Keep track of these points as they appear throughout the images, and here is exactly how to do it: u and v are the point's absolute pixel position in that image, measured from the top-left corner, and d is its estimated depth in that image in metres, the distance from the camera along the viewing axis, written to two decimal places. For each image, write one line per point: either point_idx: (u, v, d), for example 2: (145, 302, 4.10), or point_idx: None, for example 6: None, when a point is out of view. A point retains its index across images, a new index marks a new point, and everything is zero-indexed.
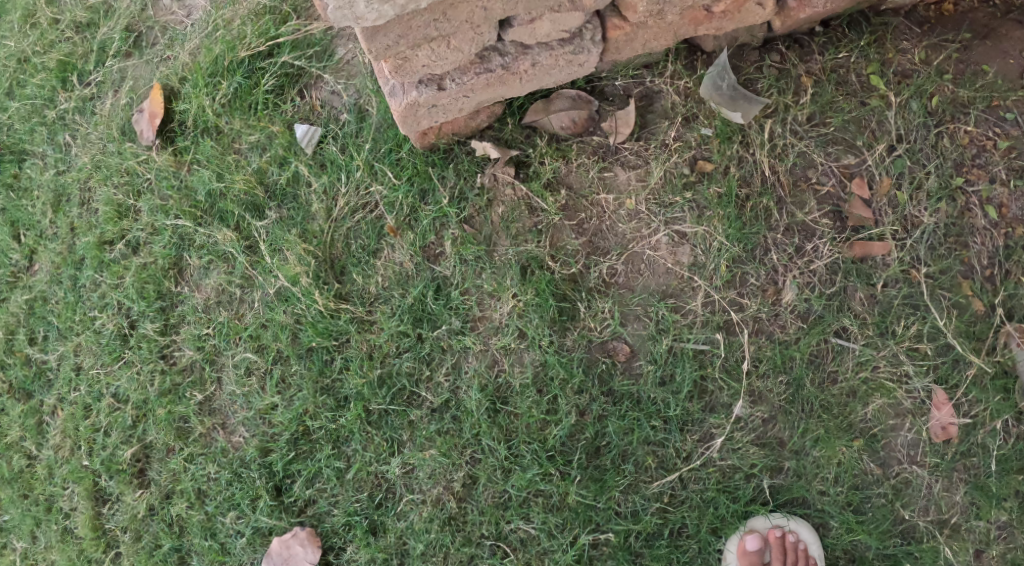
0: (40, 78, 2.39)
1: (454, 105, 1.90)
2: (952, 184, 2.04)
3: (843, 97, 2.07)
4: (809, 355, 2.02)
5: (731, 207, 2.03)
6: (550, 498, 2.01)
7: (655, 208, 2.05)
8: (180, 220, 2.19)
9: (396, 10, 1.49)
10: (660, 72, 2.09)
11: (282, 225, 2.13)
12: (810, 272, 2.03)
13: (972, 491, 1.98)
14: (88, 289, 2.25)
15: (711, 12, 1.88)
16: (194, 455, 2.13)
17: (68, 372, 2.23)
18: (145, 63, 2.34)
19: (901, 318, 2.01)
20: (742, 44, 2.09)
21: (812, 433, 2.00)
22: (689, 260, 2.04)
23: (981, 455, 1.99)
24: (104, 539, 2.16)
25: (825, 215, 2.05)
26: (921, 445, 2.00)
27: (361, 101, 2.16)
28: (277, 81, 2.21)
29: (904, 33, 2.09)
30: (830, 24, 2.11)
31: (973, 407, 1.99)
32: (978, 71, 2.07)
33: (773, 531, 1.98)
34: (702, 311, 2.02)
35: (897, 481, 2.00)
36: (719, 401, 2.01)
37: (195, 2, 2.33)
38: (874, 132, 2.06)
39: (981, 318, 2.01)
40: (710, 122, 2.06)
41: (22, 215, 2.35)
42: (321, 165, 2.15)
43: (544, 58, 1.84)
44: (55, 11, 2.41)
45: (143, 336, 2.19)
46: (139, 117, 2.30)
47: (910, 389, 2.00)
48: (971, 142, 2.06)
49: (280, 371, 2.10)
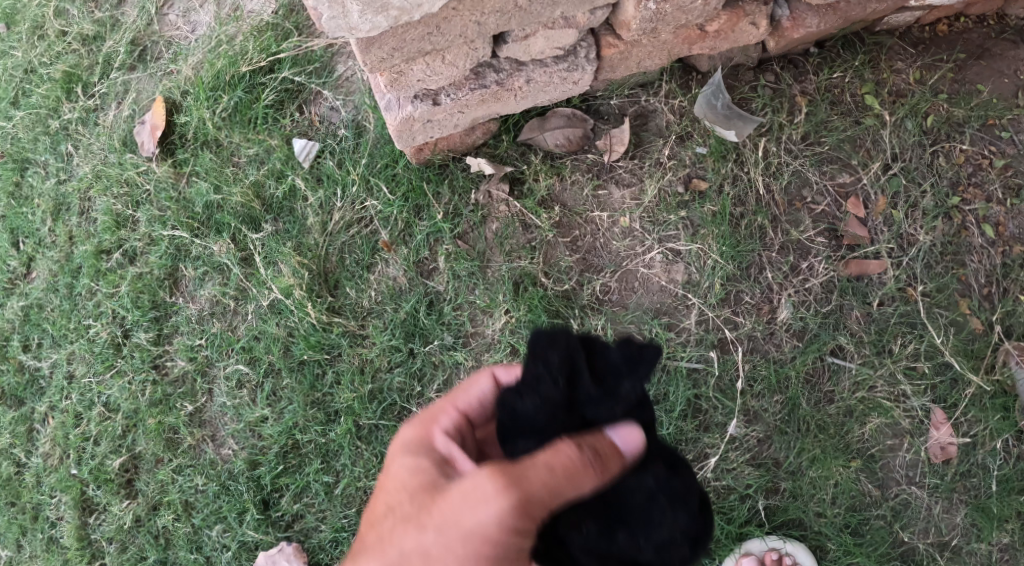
0: (46, 88, 2.40)
1: (449, 121, 1.90)
2: (948, 203, 2.03)
3: (838, 116, 2.07)
4: (805, 374, 2.00)
5: (726, 224, 2.02)
6: None
7: (649, 225, 2.05)
8: (177, 231, 2.20)
9: (389, 22, 1.52)
10: (655, 91, 2.10)
11: (277, 238, 2.14)
12: (805, 290, 2.02)
13: (973, 513, 1.95)
14: (84, 297, 2.26)
15: (705, 31, 1.89)
16: (182, 466, 2.12)
17: (61, 381, 2.24)
18: (149, 77, 2.36)
19: (899, 337, 1.99)
20: (737, 64, 2.10)
21: (808, 454, 1.97)
22: (683, 278, 2.03)
23: (980, 476, 1.96)
24: (89, 549, 2.15)
25: (821, 234, 2.04)
26: (920, 466, 1.97)
27: (359, 116, 2.17)
28: (277, 96, 2.22)
29: (898, 54, 2.11)
30: (824, 45, 2.12)
31: (972, 426, 1.97)
32: (972, 91, 2.08)
33: (769, 554, 1.95)
34: (696, 329, 2.01)
35: (896, 503, 1.97)
36: (713, 420, 1.99)
37: (200, 18, 2.35)
38: (870, 151, 2.06)
39: (980, 336, 1.99)
40: (705, 140, 2.06)
41: (22, 223, 2.36)
42: (318, 180, 2.16)
43: (538, 75, 1.85)
44: (64, 24, 2.44)
45: (136, 345, 2.19)
46: (141, 128, 2.31)
47: (908, 408, 1.98)
48: (967, 161, 2.05)
49: (271, 384, 2.10)
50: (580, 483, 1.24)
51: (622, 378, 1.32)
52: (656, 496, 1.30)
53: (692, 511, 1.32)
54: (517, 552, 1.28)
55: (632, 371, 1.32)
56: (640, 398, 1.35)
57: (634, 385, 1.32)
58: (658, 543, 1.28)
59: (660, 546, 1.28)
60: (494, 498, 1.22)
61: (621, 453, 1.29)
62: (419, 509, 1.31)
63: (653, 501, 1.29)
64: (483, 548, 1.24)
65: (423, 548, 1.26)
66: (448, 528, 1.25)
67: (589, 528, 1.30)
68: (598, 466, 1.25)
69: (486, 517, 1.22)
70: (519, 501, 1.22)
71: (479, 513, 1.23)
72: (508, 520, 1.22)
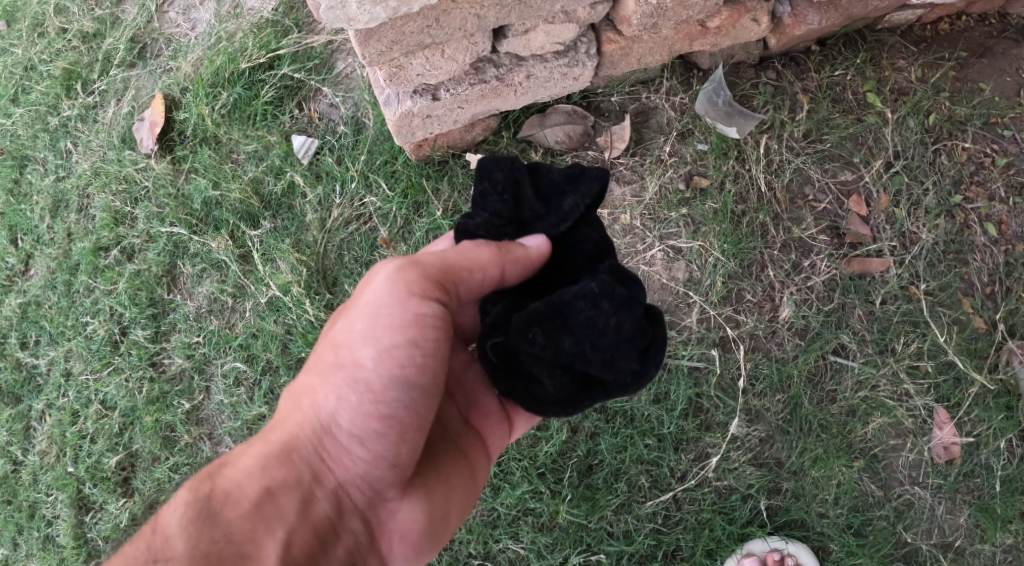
0: (45, 85, 2.39)
1: (448, 117, 1.88)
2: (951, 201, 2.01)
3: (840, 113, 2.06)
4: (808, 373, 1.98)
5: (728, 222, 2.00)
6: (540, 517, 1.97)
7: (650, 222, 2.03)
8: (175, 228, 2.19)
9: (388, 13, 1.50)
10: (656, 88, 2.09)
11: (276, 235, 2.13)
12: (807, 288, 2.00)
13: (976, 513, 1.94)
14: (82, 294, 2.24)
15: (706, 27, 1.88)
16: (179, 465, 2.11)
17: (58, 378, 2.22)
18: (148, 74, 2.35)
19: (902, 335, 1.97)
20: (738, 61, 2.09)
21: (810, 453, 1.95)
22: (684, 276, 2.01)
23: (984, 476, 1.94)
24: (85, 548, 2.13)
25: (823, 231, 2.03)
26: (923, 466, 1.96)
27: (359, 113, 2.16)
28: (277, 93, 2.21)
29: (900, 52, 2.09)
30: (825, 43, 2.10)
31: (976, 426, 1.95)
32: (974, 89, 2.07)
33: (772, 554, 1.91)
34: (698, 328, 1.99)
35: (899, 503, 1.95)
36: (714, 419, 1.98)
37: (200, 15, 2.34)
38: (872, 148, 2.04)
39: (983, 335, 1.97)
40: (706, 137, 2.05)
41: (20, 220, 2.34)
42: (317, 176, 2.15)
43: (538, 71, 1.83)
44: (64, 21, 2.43)
45: (134, 343, 2.17)
46: (140, 125, 2.29)
47: (911, 407, 1.96)
48: (969, 160, 2.04)
49: (269, 382, 2.08)
50: (474, 255, 1.39)
51: (564, 191, 1.47)
52: (599, 301, 1.34)
53: (640, 318, 1.36)
54: (432, 346, 1.35)
55: (573, 187, 1.46)
56: (585, 215, 1.48)
57: (577, 199, 1.45)
58: (592, 328, 1.34)
59: (600, 341, 1.34)
60: (386, 279, 1.35)
61: (526, 249, 1.43)
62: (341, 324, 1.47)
63: (596, 306, 1.34)
64: (380, 318, 1.34)
65: (333, 339, 1.40)
66: (355, 325, 1.36)
67: (534, 336, 1.34)
68: (497, 248, 1.41)
69: (379, 286, 1.36)
70: (411, 269, 1.36)
71: (376, 294, 1.35)
72: (403, 283, 1.35)
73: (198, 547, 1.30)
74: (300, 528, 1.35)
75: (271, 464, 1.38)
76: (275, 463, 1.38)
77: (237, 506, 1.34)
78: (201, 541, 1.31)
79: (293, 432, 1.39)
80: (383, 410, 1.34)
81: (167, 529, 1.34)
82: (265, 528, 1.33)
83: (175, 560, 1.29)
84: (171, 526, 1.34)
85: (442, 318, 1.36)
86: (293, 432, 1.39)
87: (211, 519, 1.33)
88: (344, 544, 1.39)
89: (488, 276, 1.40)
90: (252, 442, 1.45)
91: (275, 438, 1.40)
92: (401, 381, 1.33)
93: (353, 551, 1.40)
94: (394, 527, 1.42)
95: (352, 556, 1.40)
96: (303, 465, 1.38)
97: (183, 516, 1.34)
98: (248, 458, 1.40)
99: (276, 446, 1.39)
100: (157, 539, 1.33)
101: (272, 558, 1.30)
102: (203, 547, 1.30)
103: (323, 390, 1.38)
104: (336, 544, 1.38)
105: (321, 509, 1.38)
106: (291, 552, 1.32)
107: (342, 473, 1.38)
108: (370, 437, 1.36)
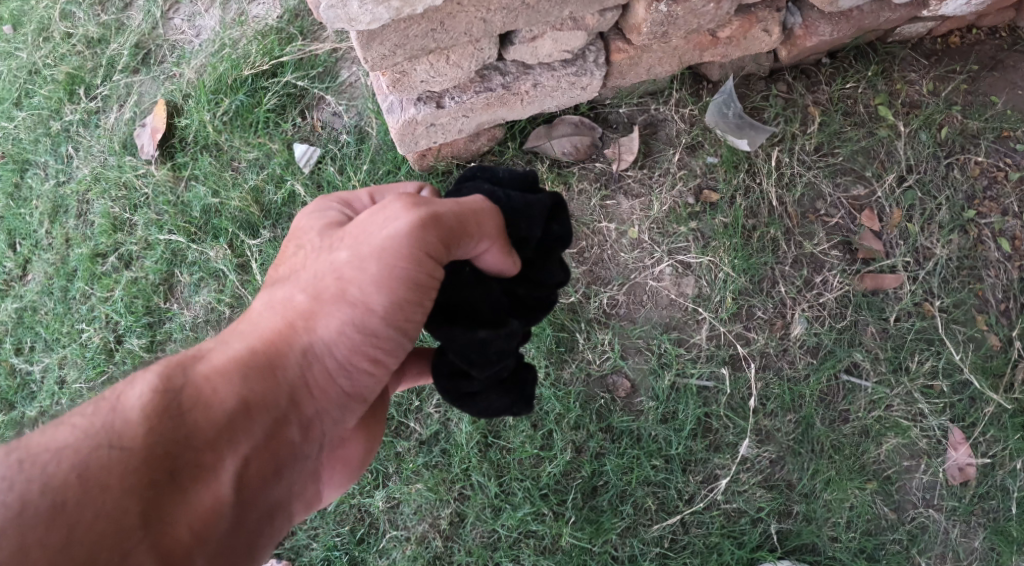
0: (48, 89, 2.35)
1: (453, 126, 1.83)
2: (964, 217, 1.95)
3: (852, 127, 2.00)
4: (819, 393, 1.92)
5: (738, 237, 1.95)
6: (542, 540, 1.91)
7: (658, 237, 1.98)
8: (173, 236, 2.15)
9: (391, 14, 1.46)
10: (666, 100, 2.03)
11: (275, 245, 2.09)
12: (820, 305, 1.94)
13: (992, 537, 1.87)
14: (78, 301, 2.20)
15: (717, 37, 1.82)
16: None
17: (51, 386, 2.17)
18: (152, 80, 2.31)
19: (916, 354, 1.91)
20: (749, 73, 2.03)
21: (822, 476, 1.89)
22: (693, 292, 1.96)
23: (999, 498, 1.88)
24: None
25: (835, 247, 1.97)
26: (937, 489, 1.89)
27: (362, 122, 2.12)
28: (280, 100, 2.17)
29: (911, 65, 2.04)
30: (836, 55, 2.05)
31: (991, 447, 1.89)
32: (986, 103, 2.01)
33: None
34: (707, 345, 1.94)
35: (913, 526, 1.88)
36: (724, 440, 1.91)
37: (205, 22, 2.30)
38: (884, 162, 1.99)
39: (998, 353, 1.91)
40: (716, 150, 2.00)
41: (19, 224, 2.30)
42: (318, 185, 2.11)
43: (546, 79, 1.79)
44: (69, 26, 2.39)
45: (129, 352, 2.13)
46: (141, 131, 2.25)
47: (926, 428, 1.89)
48: (982, 174, 1.98)
49: None
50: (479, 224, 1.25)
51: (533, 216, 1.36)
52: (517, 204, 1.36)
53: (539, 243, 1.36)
54: (430, 293, 1.22)
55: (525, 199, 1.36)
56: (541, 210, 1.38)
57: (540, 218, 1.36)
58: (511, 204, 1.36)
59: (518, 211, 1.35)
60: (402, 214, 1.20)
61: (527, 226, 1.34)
62: (329, 236, 1.27)
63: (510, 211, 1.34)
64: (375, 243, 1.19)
65: (336, 265, 1.22)
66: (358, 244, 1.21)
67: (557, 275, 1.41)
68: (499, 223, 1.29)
69: (394, 232, 1.19)
70: (428, 223, 1.19)
71: (386, 226, 1.20)
72: (420, 234, 1.18)
73: (158, 444, 1.09)
74: (267, 452, 1.16)
75: (251, 373, 1.17)
76: (256, 373, 1.17)
77: (209, 412, 1.12)
78: (162, 436, 1.10)
79: (280, 344, 1.19)
80: (372, 331, 1.20)
81: (122, 411, 1.11)
82: (231, 439, 1.13)
83: (131, 454, 1.07)
84: (128, 413, 1.10)
85: (438, 278, 1.22)
86: (278, 343, 1.19)
87: (177, 416, 1.11)
88: (301, 472, 1.23)
89: (487, 253, 1.28)
90: (225, 336, 1.23)
91: (257, 342, 1.20)
92: (398, 321, 1.21)
93: (306, 479, 1.26)
94: (343, 454, 1.33)
95: (304, 483, 1.26)
96: (287, 387, 1.18)
97: (145, 404, 1.11)
98: (226, 357, 1.18)
99: (261, 352, 1.19)
100: (108, 419, 1.10)
101: (233, 475, 1.13)
102: (164, 445, 1.09)
103: (318, 312, 1.21)
104: (296, 470, 1.22)
105: (291, 435, 1.19)
106: (252, 471, 1.15)
107: (322, 401, 1.22)
108: (347, 364, 1.21)
